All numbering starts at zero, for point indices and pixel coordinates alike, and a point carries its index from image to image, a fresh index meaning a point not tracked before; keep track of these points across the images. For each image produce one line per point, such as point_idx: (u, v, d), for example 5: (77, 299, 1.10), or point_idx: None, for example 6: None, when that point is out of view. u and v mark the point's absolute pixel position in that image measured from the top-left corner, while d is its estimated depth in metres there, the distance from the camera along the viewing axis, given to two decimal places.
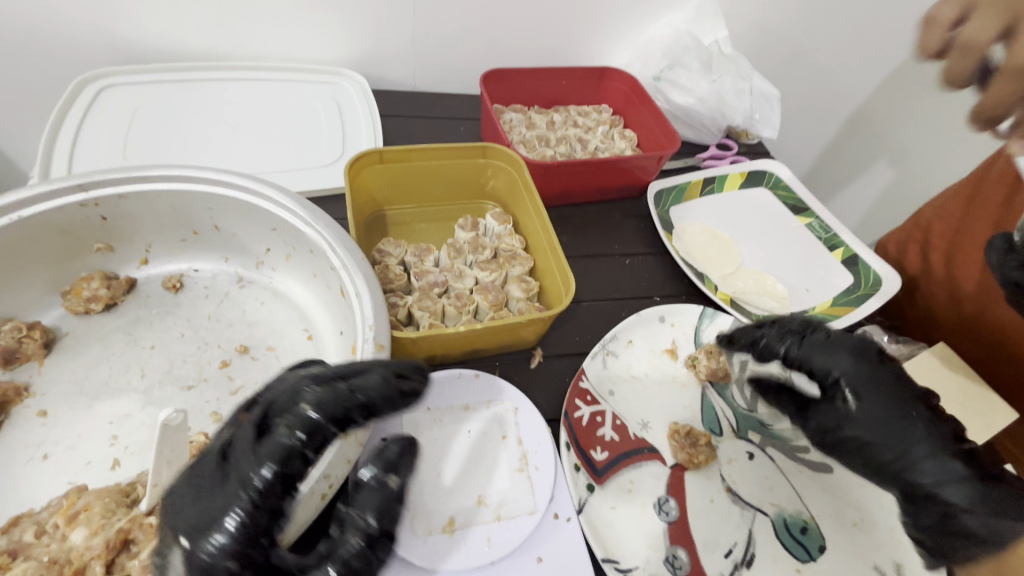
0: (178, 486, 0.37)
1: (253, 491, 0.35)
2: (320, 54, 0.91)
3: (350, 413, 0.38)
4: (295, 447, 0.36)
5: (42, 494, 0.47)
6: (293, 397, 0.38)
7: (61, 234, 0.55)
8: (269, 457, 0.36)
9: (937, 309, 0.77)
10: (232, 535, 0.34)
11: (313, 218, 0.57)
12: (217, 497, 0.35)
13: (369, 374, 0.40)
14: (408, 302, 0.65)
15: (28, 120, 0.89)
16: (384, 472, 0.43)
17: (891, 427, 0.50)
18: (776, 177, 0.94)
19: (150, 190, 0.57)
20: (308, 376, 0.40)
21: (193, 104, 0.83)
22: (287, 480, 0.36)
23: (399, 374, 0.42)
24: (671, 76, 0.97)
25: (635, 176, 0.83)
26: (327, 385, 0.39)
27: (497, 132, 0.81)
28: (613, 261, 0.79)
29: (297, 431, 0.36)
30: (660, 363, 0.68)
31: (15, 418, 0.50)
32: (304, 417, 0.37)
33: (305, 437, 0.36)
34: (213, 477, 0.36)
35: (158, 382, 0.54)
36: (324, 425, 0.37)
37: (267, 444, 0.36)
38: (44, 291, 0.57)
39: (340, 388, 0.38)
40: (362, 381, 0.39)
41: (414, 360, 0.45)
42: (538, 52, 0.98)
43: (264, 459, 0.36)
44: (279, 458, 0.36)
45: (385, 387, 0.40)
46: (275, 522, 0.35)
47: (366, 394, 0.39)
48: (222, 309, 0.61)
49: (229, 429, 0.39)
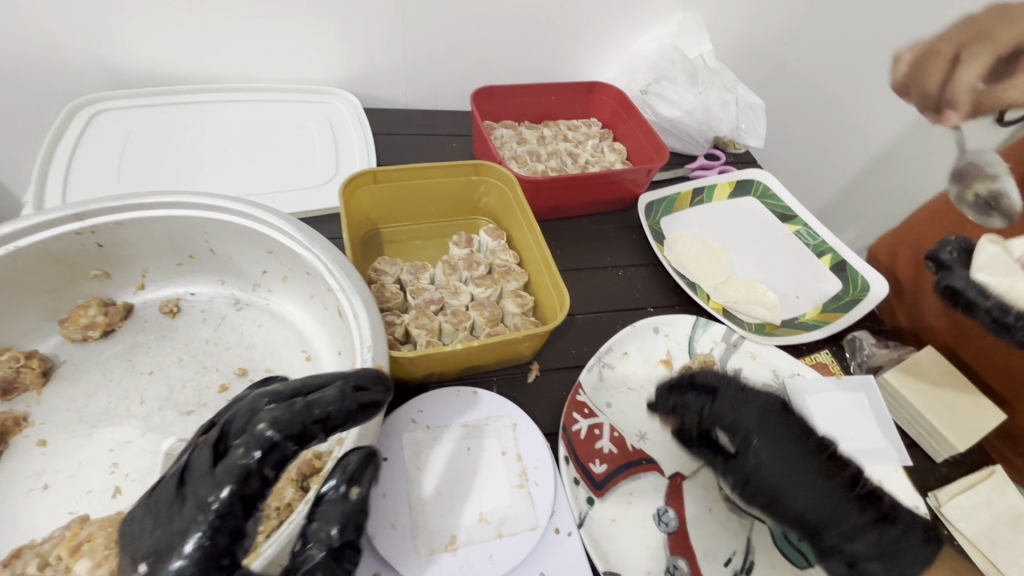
0: (135, 513, 0.37)
1: (212, 515, 0.35)
2: (312, 75, 0.92)
3: (307, 427, 0.39)
4: (252, 468, 0.36)
5: (43, 524, 0.47)
6: (250, 417, 0.38)
7: (57, 262, 0.56)
8: (226, 478, 0.36)
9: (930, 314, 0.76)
10: (192, 559, 0.34)
11: (309, 240, 0.58)
12: (176, 526, 0.35)
13: (328, 389, 0.41)
14: (405, 320, 0.65)
15: (19, 146, 0.89)
16: (345, 483, 0.41)
17: (804, 488, 0.52)
18: (763, 186, 0.93)
19: (147, 217, 0.57)
20: (264, 395, 0.40)
21: (187, 127, 0.84)
22: (247, 500, 0.36)
23: (356, 386, 0.42)
24: (657, 89, 1.00)
25: (626, 189, 0.85)
26: (284, 403, 0.39)
27: (489, 149, 0.82)
28: (607, 274, 0.80)
29: (255, 451, 0.37)
30: (656, 373, 0.69)
31: (14, 448, 0.50)
32: (262, 436, 0.37)
33: (262, 457, 0.37)
34: (169, 504, 0.36)
35: (158, 408, 0.54)
36: (281, 443, 0.37)
37: (223, 466, 0.36)
38: (41, 319, 0.57)
39: (297, 405, 0.39)
40: (320, 396, 0.40)
41: (373, 369, 0.45)
42: (527, 68, 1.00)
43: (221, 482, 0.36)
44: (237, 478, 0.36)
45: (342, 400, 0.40)
46: (237, 544, 0.35)
47: (323, 408, 0.39)
48: (220, 332, 0.62)
49: (186, 452, 0.39)
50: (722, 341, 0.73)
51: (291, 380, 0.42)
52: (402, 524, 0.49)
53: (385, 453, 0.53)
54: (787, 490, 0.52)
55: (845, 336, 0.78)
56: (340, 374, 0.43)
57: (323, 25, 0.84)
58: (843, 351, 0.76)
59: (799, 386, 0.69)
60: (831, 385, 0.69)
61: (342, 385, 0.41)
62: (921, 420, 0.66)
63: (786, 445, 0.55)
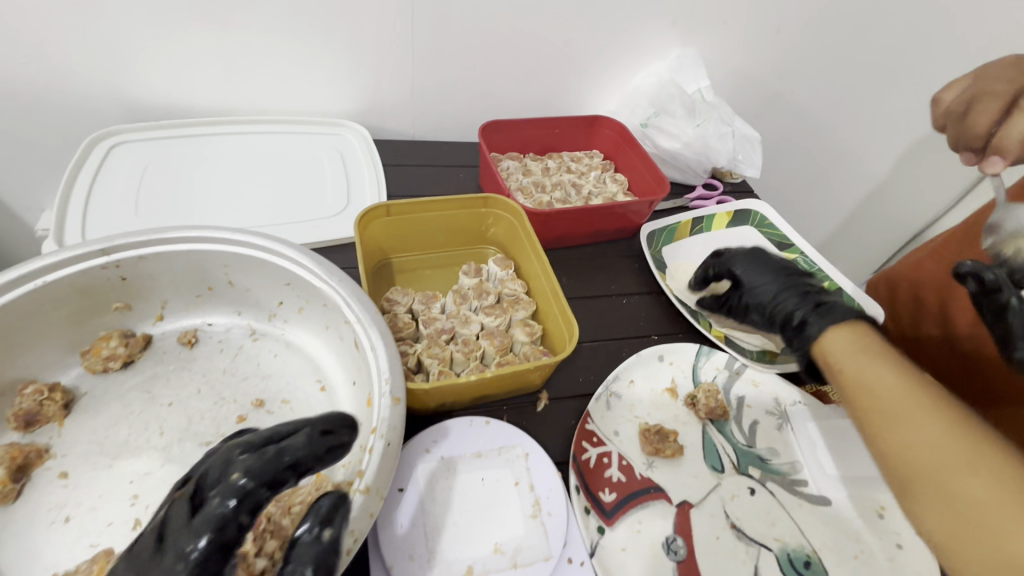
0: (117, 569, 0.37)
1: (190, 565, 0.36)
2: (324, 108, 0.95)
3: (278, 473, 0.40)
4: (228, 515, 0.37)
5: (65, 558, 0.47)
6: (225, 467, 0.40)
7: (82, 294, 0.57)
8: (206, 522, 0.37)
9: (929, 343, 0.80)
10: None
11: (327, 273, 0.60)
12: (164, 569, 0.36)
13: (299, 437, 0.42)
14: (417, 349, 0.67)
15: (36, 176, 0.91)
16: (318, 525, 0.42)
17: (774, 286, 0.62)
18: (760, 216, 0.99)
19: (169, 250, 0.59)
20: (238, 445, 0.41)
21: (202, 159, 0.86)
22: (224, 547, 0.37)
23: (325, 430, 0.43)
24: (657, 122, 1.03)
25: (629, 219, 0.87)
26: (256, 453, 0.40)
27: (496, 180, 0.85)
28: (611, 302, 0.82)
29: (228, 497, 0.38)
30: (661, 401, 0.71)
31: (37, 480, 0.51)
32: (234, 487, 0.38)
33: (236, 505, 0.38)
34: (147, 557, 0.37)
35: (177, 439, 0.55)
36: (255, 490, 0.39)
37: (199, 515, 0.37)
38: (64, 352, 0.58)
39: (266, 454, 0.40)
40: (288, 442, 0.41)
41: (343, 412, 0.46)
42: (531, 101, 1.04)
43: (198, 529, 0.37)
44: (215, 522, 0.37)
45: (311, 446, 0.42)
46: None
47: (293, 454, 0.41)
48: (237, 362, 0.63)
49: (163, 505, 0.40)
50: (725, 368, 0.75)
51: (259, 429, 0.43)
52: (419, 555, 0.50)
53: (401, 484, 0.54)
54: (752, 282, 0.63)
55: None
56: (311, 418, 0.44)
57: (336, 61, 0.88)
58: None
59: (801, 413, 0.71)
60: (829, 412, 0.72)
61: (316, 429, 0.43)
62: None
63: (767, 270, 0.63)
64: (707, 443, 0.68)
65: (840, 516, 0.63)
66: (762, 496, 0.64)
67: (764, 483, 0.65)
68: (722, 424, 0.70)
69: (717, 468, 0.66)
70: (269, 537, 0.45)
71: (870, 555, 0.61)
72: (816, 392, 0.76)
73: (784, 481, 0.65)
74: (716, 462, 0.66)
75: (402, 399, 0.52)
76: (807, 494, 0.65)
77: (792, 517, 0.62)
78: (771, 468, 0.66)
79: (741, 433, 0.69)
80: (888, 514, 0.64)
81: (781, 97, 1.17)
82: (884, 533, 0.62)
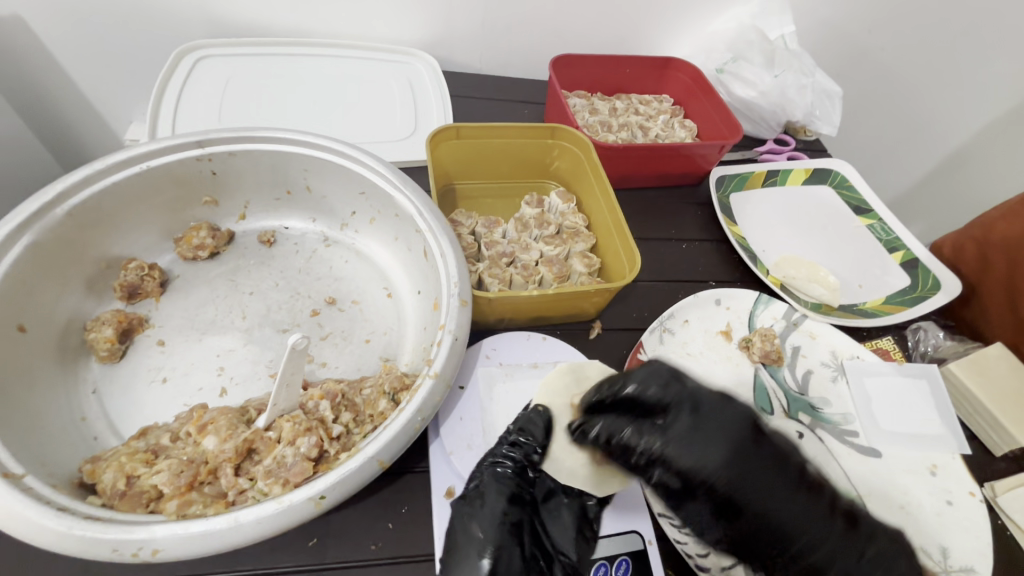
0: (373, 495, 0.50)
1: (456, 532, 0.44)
2: (393, 36, 0.94)
3: (533, 459, 0.49)
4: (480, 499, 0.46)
5: (163, 412, 0.52)
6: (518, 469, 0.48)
7: (176, 183, 0.61)
8: (502, 497, 0.46)
9: (989, 280, 0.79)
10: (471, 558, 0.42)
11: (402, 183, 0.62)
12: (455, 560, 0.43)
13: (562, 434, 0.51)
14: (479, 268, 0.69)
15: (130, 100, 0.96)
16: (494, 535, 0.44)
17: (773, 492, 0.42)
18: (840, 177, 0.94)
19: (255, 150, 0.62)
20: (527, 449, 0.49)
21: (279, 76, 0.87)
22: (499, 554, 0.43)
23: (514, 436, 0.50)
24: (733, 68, 0.98)
25: (695, 164, 0.85)
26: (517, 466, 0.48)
27: (564, 114, 0.83)
28: (671, 245, 0.82)
29: (509, 466, 0.48)
30: (714, 342, 0.71)
31: (138, 345, 0.56)
32: (508, 462, 0.48)
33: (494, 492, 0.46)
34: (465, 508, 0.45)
35: (258, 324, 0.60)
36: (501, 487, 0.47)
37: (494, 507, 0.45)
38: (159, 237, 0.63)
39: (519, 437, 0.49)
40: (535, 429, 0.50)
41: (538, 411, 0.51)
42: (604, 40, 1.01)
43: (503, 510, 0.45)
44: (507, 498, 0.46)
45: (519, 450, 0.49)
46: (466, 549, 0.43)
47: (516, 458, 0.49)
48: (312, 264, 0.67)
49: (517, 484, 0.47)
50: (783, 319, 0.74)
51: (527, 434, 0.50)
52: (476, 445, 0.53)
53: (461, 382, 0.57)
54: (682, 457, 0.42)
55: (909, 326, 0.77)
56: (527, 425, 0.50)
57: None
58: (906, 339, 0.76)
59: (858, 368, 0.70)
60: (891, 369, 0.70)
61: (541, 415, 0.51)
62: (983, 411, 0.66)
63: (708, 436, 0.43)
64: (757, 386, 0.68)
65: (890, 469, 0.62)
66: (811, 441, 0.63)
67: (814, 429, 0.65)
68: (775, 369, 0.70)
69: (766, 410, 0.65)
70: (344, 410, 0.49)
71: (917, 508, 0.60)
72: (876, 348, 0.74)
73: (834, 430, 0.65)
74: (766, 404, 0.66)
75: (468, 302, 0.54)
76: (857, 445, 0.64)
77: (841, 464, 0.62)
78: (822, 416, 0.66)
79: (794, 380, 0.69)
80: (941, 472, 0.62)
81: (869, 53, 1.10)
82: (934, 490, 0.61)
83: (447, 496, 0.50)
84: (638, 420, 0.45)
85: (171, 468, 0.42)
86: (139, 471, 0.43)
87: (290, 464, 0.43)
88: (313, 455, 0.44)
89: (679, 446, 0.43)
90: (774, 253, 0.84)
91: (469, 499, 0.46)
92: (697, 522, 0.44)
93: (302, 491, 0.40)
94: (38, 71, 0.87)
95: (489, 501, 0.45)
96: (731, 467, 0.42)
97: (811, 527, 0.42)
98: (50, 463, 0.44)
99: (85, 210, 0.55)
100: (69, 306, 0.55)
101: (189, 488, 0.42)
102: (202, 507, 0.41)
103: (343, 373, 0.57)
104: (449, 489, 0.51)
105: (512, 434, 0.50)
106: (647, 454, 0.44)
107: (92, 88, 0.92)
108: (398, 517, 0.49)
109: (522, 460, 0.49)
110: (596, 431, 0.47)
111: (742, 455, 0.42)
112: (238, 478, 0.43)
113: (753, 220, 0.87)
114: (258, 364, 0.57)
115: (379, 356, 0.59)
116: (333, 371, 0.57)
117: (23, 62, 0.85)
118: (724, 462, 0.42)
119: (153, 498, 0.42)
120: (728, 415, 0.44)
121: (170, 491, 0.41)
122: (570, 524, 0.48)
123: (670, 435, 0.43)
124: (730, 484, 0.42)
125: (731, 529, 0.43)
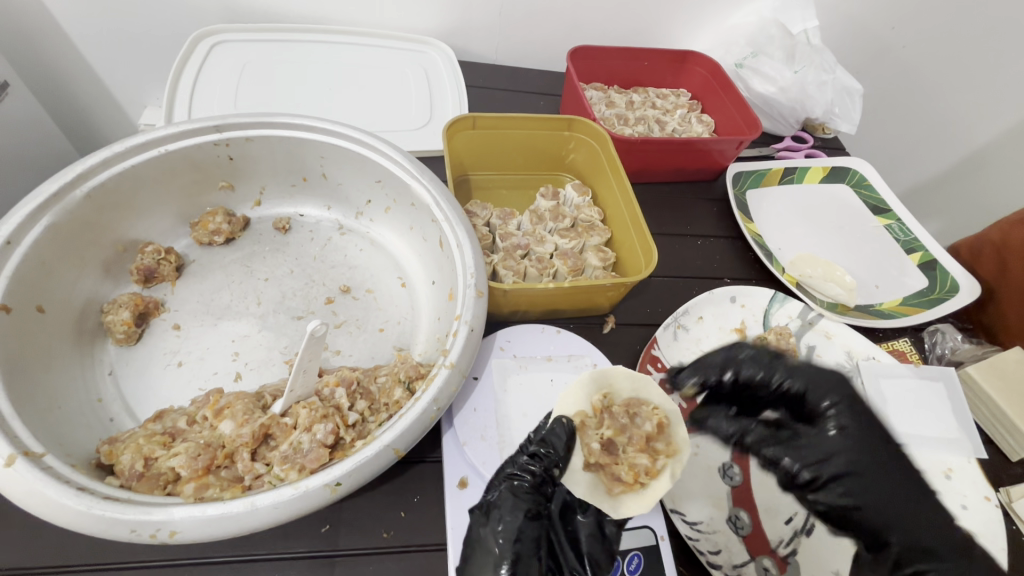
0: (382, 483, 0.50)
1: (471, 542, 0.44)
2: (410, 24, 0.93)
3: (553, 473, 0.48)
4: (495, 510, 0.45)
5: (177, 395, 0.52)
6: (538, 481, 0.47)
7: (193, 168, 0.61)
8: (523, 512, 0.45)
9: (1011, 282, 0.78)
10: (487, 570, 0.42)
11: (419, 172, 0.61)
12: (471, 568, 0.43)
13: (579, 446, 0.51)
14: (494, 260, 0.68)
15: (145, 84, 0.95)
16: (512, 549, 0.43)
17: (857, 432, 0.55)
18: (859, 175, 0.93)
19: (273, 135, 0.62)
20: (547, 464, 0.48)
21: (294, 63, 0.87)
22: (516, 565, 0.42)
23: (537, 449, 0.48)
24: (753, 63, 0.96)
25: (712, 159, 0.84)
26: (536, 479, 0.47)
27: (581, 106, 0.82)
28: (686, 241, 0.81)
29: (527, 478, 0.47)
30: (729, 339, 0.70)
31: (154, 328, 0.56)
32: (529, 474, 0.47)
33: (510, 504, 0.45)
34: (480, 518, 0.45)
35: (272, 310, 0.60)
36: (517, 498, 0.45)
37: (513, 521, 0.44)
38: (176, 221, 0.63)
39: (540, 451, 0.48)
40: (558, 442, 0.48)
41: (560, 424, 0.50)
42: (622, 32, 0.99)
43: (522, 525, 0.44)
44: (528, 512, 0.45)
45: (539, 463, 0.47)
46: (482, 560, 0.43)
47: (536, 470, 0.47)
48: (327, 251, 0.66)
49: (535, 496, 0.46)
50: (798, 318, 0.73)
51: (548, 448, 0.48)
52: (490, 436, 0.53)
53: (475, 373, 0.57)
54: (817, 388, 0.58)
55: (926, 328, 0.76)
56: (551, 439, 0.49)
57: None
58: (923, 341, 0.75)
59: (874, 369, 0.69)
60: (908, 371, 0.69)
61: (564, 427, 0.49)
62: (1001, 417, 0.65)
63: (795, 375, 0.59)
64: None
65: None
66: None
67: None
68: None
69: None
70: (359, 398, 0.49)
71: None
72: (892, 349, 0.73)
73: None
74: None
75: (484, 293, 0.54)
76: None
77: None
78: None
79: None
80: (956, 476, 0.62)
81: (891, 50, 1.08)
82: (948, 493, 0.60)
83: (460, 487, 0.50)
84: (762, 359, 0.61)
85: (188, 451, 0.43)
86: (157, 453, 0.43)
87: (306, 450, 0.43)
88: (328, 442, 0.44)
89: (795, 376, 0.59)
90: (790, 251, 0.83)
91: (486, 509, 0.45)
92: (825, 446, 0.55)
93: (319, 478, 0.40)
94: (55, 53, 0.87)
95: (509, 514, 0.44)
96: (820, 397, 0.58)
97: (900, 482, 0.52)
98: (69, 444, 0.44)
99: (102, 192, 0.55)
100: (86, 288, 0.55)
101: (206, 471, 0.42)
102: (218, 491, 0.41)
103: (357, 361, 0.57)
104: (462, 480, 0.50)
105: (532, 448, 0.49)
106: (774, 382, 0.60)
107: (108, 71, 0.92)
108: (411, 507, 0.49)
109: (541, 473, 0.47)
110: (710, 373, 0.61)
111: (836, 380, 0.59)
112: (254, 462, 0.43)
113: (769, 217, 0.86)
114: (273, 349, 0.57)
115: (392, 345, 0.59)
116: (347, 359, 0.57)
117: (40, 43, 0.84)
118: (837, 398, 0.57)
119: (170, 480, 0.42)
120: (830, 377, 0.59)
121: (188, 473, 0.42)
122: (586, 535, 0.48)
123: (796, 377, 0.59)
124: (848, 411, 0.56)
125: (845, 448, 0.54)
